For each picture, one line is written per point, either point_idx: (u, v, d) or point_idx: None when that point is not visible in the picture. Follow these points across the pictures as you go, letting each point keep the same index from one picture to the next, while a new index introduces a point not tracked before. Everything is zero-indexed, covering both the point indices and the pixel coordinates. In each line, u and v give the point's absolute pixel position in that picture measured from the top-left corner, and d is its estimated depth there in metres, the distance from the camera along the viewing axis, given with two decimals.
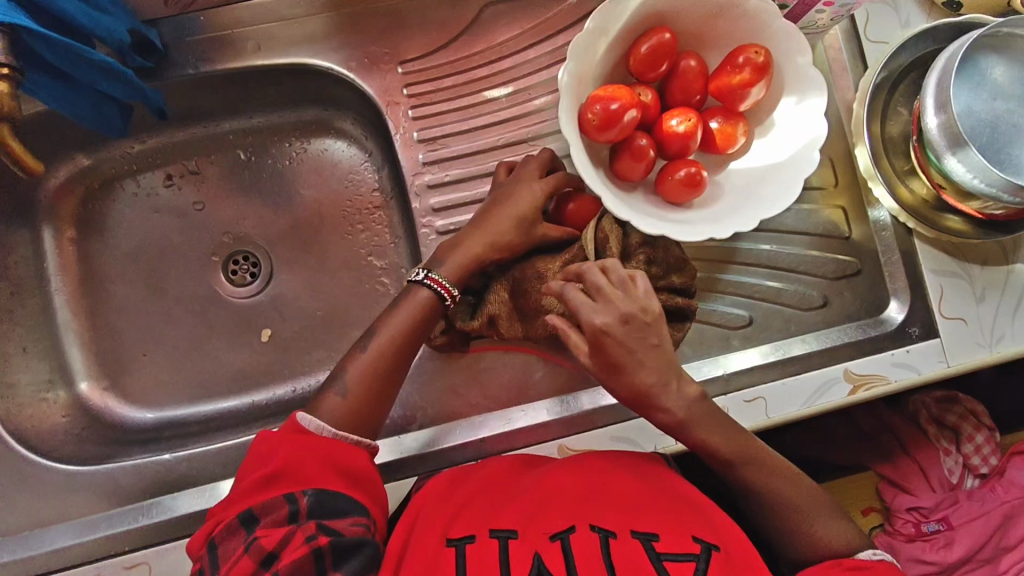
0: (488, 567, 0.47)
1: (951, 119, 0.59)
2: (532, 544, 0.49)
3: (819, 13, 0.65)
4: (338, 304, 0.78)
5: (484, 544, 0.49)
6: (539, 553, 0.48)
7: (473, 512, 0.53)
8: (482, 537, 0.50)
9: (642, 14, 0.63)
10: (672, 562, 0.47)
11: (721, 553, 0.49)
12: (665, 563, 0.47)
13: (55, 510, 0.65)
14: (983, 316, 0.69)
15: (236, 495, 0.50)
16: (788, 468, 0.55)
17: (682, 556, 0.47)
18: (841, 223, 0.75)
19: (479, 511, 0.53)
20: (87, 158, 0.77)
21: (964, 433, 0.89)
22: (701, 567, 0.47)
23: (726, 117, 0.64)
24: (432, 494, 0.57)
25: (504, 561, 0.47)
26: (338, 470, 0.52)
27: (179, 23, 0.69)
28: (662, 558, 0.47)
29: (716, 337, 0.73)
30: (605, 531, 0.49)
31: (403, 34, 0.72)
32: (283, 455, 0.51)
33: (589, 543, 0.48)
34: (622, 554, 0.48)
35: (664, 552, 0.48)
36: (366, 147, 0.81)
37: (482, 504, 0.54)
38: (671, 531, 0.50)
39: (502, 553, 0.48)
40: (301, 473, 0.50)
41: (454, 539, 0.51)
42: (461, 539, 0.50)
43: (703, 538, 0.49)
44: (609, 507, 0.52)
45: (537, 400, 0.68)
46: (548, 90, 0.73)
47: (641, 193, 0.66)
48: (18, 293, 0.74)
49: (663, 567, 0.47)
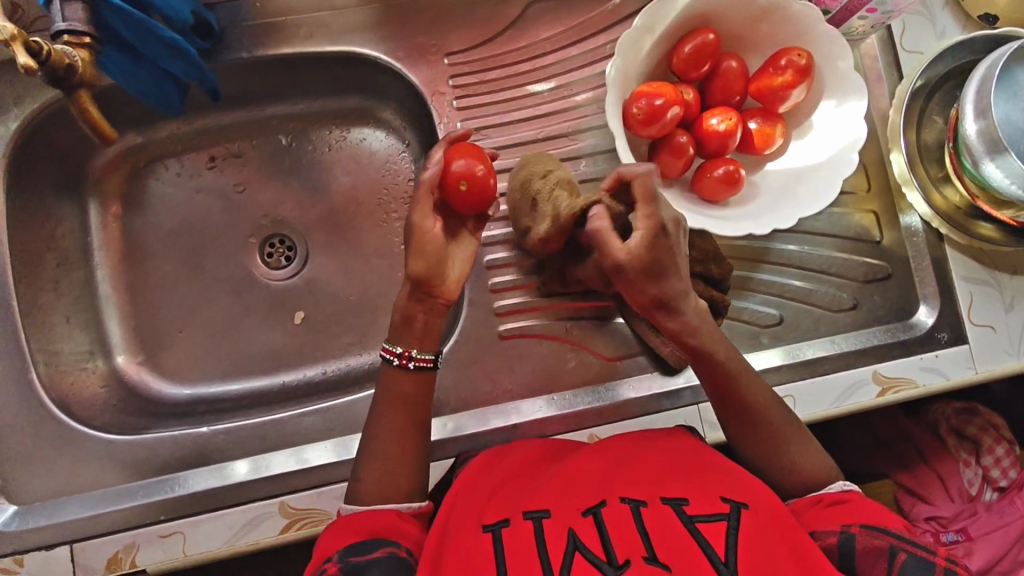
0: (526, 546, 0.47)
1: (990, 125, 0.61)
2: (564, 520, 0.49)
3: (861, 19, 0.67)
4: (371, 289, 0.80)
5: (519, 527, 0.48)
6: (573, 527, 0.48)
7: (504, 495, 0.53)
8: (515, 520, 0.49)
9: (689, 13, 0.64)
10: (704, 522, 0.48)
11: (750, 509, 0.50)
12: (698, 523, 0.48)
13: (99, 475, 0.67)
14: (1012, 324, 0.71)
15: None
16: (759, 380, 0.59)
17: (712, 517, 0.48)
18: (871, 228, 0.74)
19: (510, 494, 0.53)
20: (137, 136, 0.79)
21: (984, 445, 0.88)
22: (733, 524, 0.48)
23: (765, 118, 0.65)
24: (462, 486, 0.56)
25: (541, 538, 0.47)
26: (367, 529, 0.51)
27: (234, 7, 0.71)
28: (694, 519, 0.48)
29: (746, 335, 0.73)
30: (634, 501, 0.50)
31: (450, 27, 0.74)
32: (324, 537, 0.52)
33: (621, 515, 0.48)
34: (655, 522, 0.48)
35: (695, 514, 0.48)
36: (405, 138, 0.82)
37: (512, 489, 0.54)
38: (698, 494, 0.50)
39: (537, 532, 0.48)
40: (331, 543, 0.50)
41: (487, 526, 0.49)
42: (496, 523, 0.50)
43: (731, 498, 0.50)
44: (637, 481, 0.52)
45: (568, 388, 0.70)
46: (589, 86, 0.74)
47: (677, 190, 0.67)
48: (64, 264, 0.75)
49: (697, 527, 0.47)
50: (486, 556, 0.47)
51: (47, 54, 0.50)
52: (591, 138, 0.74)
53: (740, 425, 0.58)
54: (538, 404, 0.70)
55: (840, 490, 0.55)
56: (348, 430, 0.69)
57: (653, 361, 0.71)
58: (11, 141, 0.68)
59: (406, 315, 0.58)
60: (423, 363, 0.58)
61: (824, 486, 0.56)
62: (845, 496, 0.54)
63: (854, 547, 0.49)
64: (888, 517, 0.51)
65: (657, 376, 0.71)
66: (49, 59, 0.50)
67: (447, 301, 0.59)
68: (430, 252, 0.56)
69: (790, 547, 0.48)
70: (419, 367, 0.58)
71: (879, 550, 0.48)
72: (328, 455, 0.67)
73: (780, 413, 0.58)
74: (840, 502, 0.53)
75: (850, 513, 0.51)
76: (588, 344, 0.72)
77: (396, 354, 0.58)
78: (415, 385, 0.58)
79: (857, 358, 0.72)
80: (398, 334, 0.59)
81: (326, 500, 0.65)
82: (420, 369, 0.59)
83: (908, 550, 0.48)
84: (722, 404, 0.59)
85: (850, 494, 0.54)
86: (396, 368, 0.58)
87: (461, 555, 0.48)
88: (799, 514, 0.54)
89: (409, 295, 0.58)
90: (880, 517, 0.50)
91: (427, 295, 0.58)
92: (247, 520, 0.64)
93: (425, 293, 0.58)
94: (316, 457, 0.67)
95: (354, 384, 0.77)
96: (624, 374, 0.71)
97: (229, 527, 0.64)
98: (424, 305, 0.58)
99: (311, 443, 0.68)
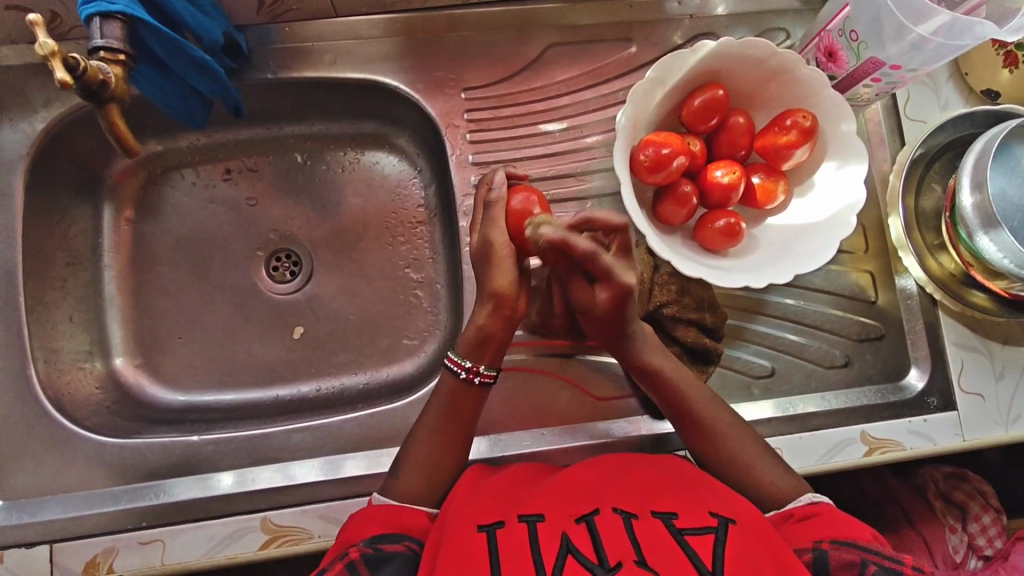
0: (520, 548, 0.49)
1: (985, 200, 0.63)
2: (558, 525, 0.51)
3: (866, 87, 0.69)
4: (371, 311, 0.81)
5: (514, 529, 0.50)
6: (565, 532, 0.50)
7: (498, 501, 0.55)
8: (510, 522, 0.51)
9: (700, 69, 0.66)
10: (692, 535, 0.50)
11: (737, 525, 0.52)
12: (686, 535, 0.50)
13: (85, 476, 0.67)
14: (1001, 393, 0.71)
15: (333, 544, 0.55)
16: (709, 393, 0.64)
17: (700, 530, 0.50)
18: (867, 288, 0.76)
19: (505, 501, 0.55)
20: (157, 145, 0.81)
21: (970, 512, 0.87)
22: (720, 536, 0.50)
23: (768, 174, 0.67)
24: (457, 489, 0.57)
25: (534, 541, 0.49)
26: (393, 523, 0.55)
27: (264, 31, 0.73)
28: (683, 532, 0.50)
29: (737, 384, 0.73)
30: (626, 513, 0.52)
31: (469, 63, 0.76)
32: (352, 525, 0.55)
33: (613, 524, 0.51)
34: (645, 532, 0.50)
35: (684, 527, 0.51)
36: (416, 164, 0.84)
37: (507, 497, 0.56)
38: (688, 510, 0.53)
39: (529, 533, 0.50)
40: (358, 531, 0.54)
41: (483, 525, 0.51)
42: (491, 524, 0.51)
43: (720, 514, 0.53)
44: (628, 495, 0.55)
45: (559, 424, 0.71)
46: (600, 130, 0.77)
47: (679, 237, 0.69)
48: (73, 263, 0.76)
49: (684, 538, 0.50)
50: (481, 552, 0.49)
51: (83, 70, 0.52)
52: (599, 180, 0.76)
53: (699, 438, 0.62)
54: (527, 437, 0.70)
55: (809, 502, 0.57)
56: (338, 449, 0.69)
57: (643, 403, 0.72)
58: (35, 141, 0.70)
59: (486, 333, 0.59)
60: (487, 379, 0.60)
61: (794, 499, 0.58)
62: (813, 509, 0.56)
63: (828, 563, 0.51)
64: (857, 527, 0.53)
65: (646, 418, 0.71)
66: (85, 75, 0.52)
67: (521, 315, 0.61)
68: (511, 269, 0.58)
69: (777, 560, 0.49)
70: (483, 383, 0.61)
71: (852, 563, 0.50)
72: (317, 473, 0.67)
73: (730, 420, 0.62)
74: (809, 517, 0.55)
75: (817, 528, 0.54)
76: (582, 382, 0.73)
77: (465, 367, 0.60)
78: (466, 396, 0.61)
79: (847, 415, 0.72)
80: (468, 350, 0.60)
81: (309, 519, 0.65)
82: (483, 385, 0.61)
83: (877, 562, 0.50)
84: (674, 417, 0.63)
85: (816, 508, 0.56)
86: (462, 381, 0.60)
87: (455, 549, 0.49)
88: (776, 531, 0.57)
89: (491, 313, 0.58)
90: (849, 526, 0.53)
91: (508, 313, 0.59)
92: (228, 533, 0.64)
93: (506, 312, 0.59)
94: (304, 474, 0.67)
95: (347, 402, 0.77)
96: (614, 413, 0.72)
97: (209, 538, 0.64)
98: (504, 324, 0.59)
99: (299, 459, 0.68)
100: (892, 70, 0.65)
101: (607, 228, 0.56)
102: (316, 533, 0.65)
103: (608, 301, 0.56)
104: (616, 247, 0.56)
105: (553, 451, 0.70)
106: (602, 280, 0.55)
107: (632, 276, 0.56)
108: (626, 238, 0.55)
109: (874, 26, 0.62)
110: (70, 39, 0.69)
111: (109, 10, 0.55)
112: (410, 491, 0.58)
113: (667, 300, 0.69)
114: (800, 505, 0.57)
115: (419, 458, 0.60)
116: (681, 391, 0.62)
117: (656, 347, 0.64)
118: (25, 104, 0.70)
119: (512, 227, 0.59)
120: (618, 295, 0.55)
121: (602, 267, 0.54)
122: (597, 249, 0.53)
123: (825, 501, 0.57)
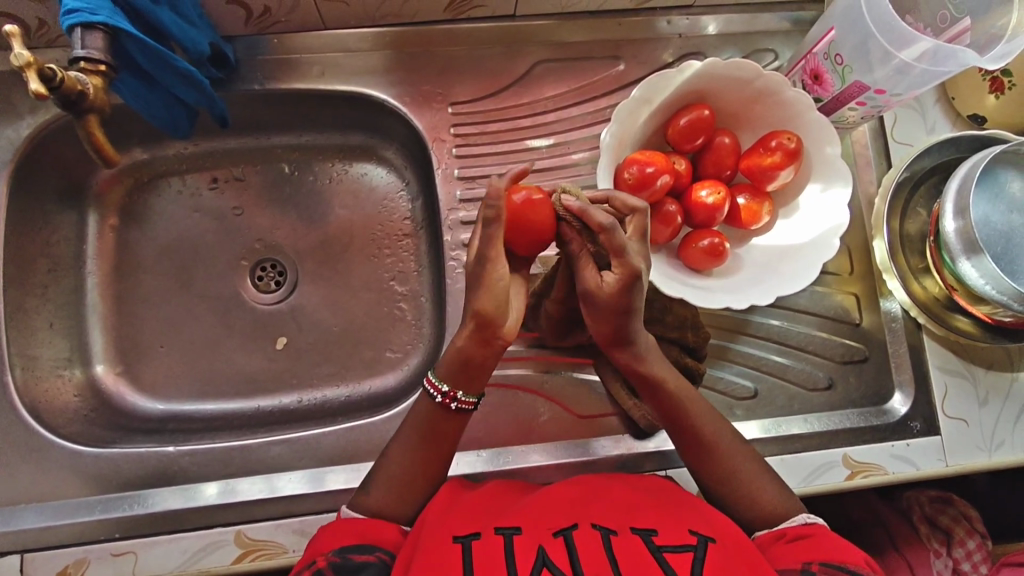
0: (496, 560, 0.48)
1: (968, 225, 0.63)
2: (535, 538, 0.50)
3: (851, 110, 0.69)
4: (355, 322, 0.81)
5: (491, 540, 0.50)
6: (543, 546, 0.49)
7: (477, 513, 0.55)
8: (487, 533, 0.51)
9: (685, 89, 0.66)
10: (671, 552, 0.49)
11: (717, 543, 0.51)
12: (665, 553, 0.49)
13: (60, 486, 0.66)
14: (985, 419, 0.71)
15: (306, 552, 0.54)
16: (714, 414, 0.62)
17: (680, 548, 0.50)
18: (852, 310, 0.76)
19: (483, 514, 0.55)
20: (144, 152, 0.81)
21: (956, 536, 0.86)
22: (700, 554, 0.50)
23: (753, 195, 0.67)
24: (435, 502, 0.57)
25: (510, 554, 0.49)
26: (364, 533, 0.54)
27: (253, 42, 0.73)
28: (662, 549, 0.50)
29: (720, 405, 0.73)
30: (606, 529, 0.52)
31: (458, 78, 0.77)
32: (319, 537, 0.55)
33: (591, 539, 0.50)
34: (624, 549, 0.50)
35: (663, 545, 0.50)
36: (404, 176, 0.84)
37: (487, 510, 0.55)
38: (668, 528, 0.52)
39: (506, 546, 0.49)
40: (328, 542, 0.53)
41: (459, 536, 0.51)
42: (467, 535, 0.51)
43: (700, 533, 0.52)
44: (608, 512, 0.54)
45: (540, 441, 0.71)
46: (586, 147, 0.77)
47: (663, 256, 0.68)
48: (55, 271, 0.76)
49: (663, 556, 0.49)
50: (456, 562, 0.48)
51: (60, 80, 0.52)
52: None
53: (698, 460, 0.61)
54: (507, 455, 0.70)
55: (803, 522, 0.57)
56: (317, 463, 0.69)
57: (625, 421, 0.72)
58: (19, 147, 0.70)
59: (466, 358, 0.56)
60: (464, 404, 0.59)
61: (787, 519, 0.58)
62: (807, 530, 0.56)
63: None
64: (846, 553, 0.52)
65: (627, 437, 0.71)
66: (62, 85, 0.52)
67: (507, 342, 0.56)
68: (499, 289, 0.53)
69: None
70: (460, 408, 0.59)
71: None
72: (295, 486, 0.67)
73: (733, 445, 0.61)
74: (802, 538, 0.55)
75: (810, 549, 0.53)
76: (564, 400, 0.72)
77: (442, 392, 0.58)
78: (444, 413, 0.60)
79: (829, 438, 0.72)
80: (448, 373, 0.57)
81: (284, 533, 0.65)
82: (460, 410, 0.59)
83: None
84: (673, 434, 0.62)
85: (811, 529, 0.56)
86: (438, 404, 0.59)
87: (430, 559, 0.49)
88: (764, 549, 0.56)
89: (472, 335, 0.55)
90: (837, 552, 0.52)
91: (491, 340, 0.55)
92: (201, 547, 0.64)
93: (488, 337, 0.55)
94: (283, 487, 0.67)
95: (327, 414, 0.77)
96: (596, 431, 0.71)
97: (182, 551, 0.64)
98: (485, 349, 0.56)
99: (277, 472, 0.68)
100: (877, 94, 0.65)
101: (624, 209, 0.54)
102: (291, 548, 0.64)
103: (615, 285, 0.52)
104: (632, 232, 0.53)
105: (532, 469, 0.69)
106: (613, 258, 0.51)
107: (641, 262, 0.52)
108: (643, 222, 0.53)
109: (859, 49, 0.63)
110: (56, 46, 0.69)
111: (90, 20, 0.55)
112: (389, 501, 0.58)
113: (647, 320, 0.70)
114: (794, 525, 0.57)
115: (394, 472, 0.59)
116: (682, 407, 0.61)
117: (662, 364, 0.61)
118: (10, 110, 0.70)
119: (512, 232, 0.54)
120: (629, 277, 0.51)
121: (615, 244, 0.50)
122: (616, 223, 0.50)
123: (821, 522, 0.57)
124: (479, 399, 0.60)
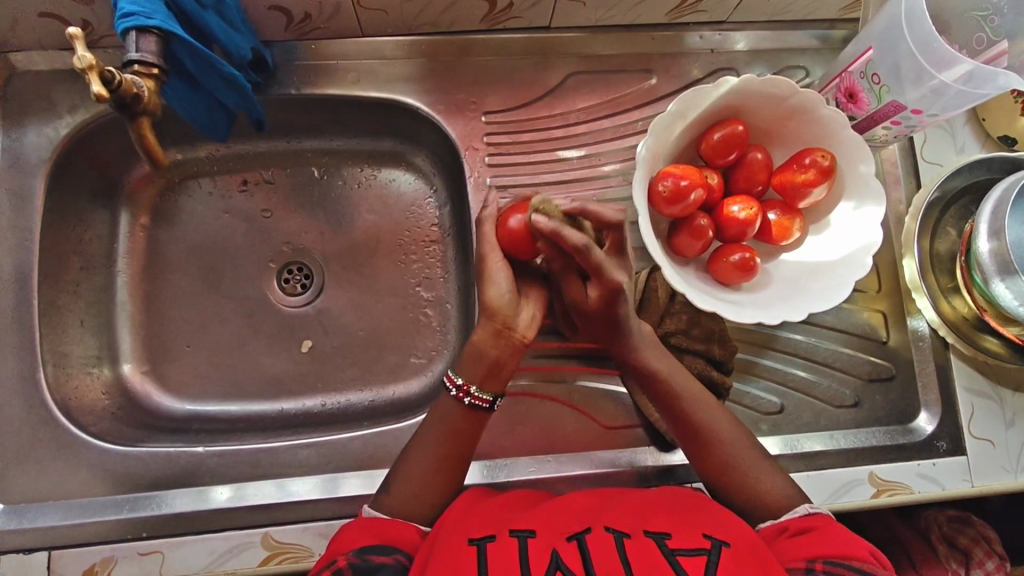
0: (512, 564, 0.48)
1: (1002, 246, 0.63)
2: (548, 541, 0.50)
3: (884, 129, 0.70)
4: (381, 327, 0.81)
5: (506, 544, 0.50)
6: (557, 550, 0.49)
7: (493, 517, 0.55)
8: (501, 536, 0.51)
9: (721, 105, 0.67)
10: (685, 557, 0.49)
11: (731, 548, 0.51)
12: (679, 556, 0.49)
13: (88, 483, 0.67)
14: (1011, 441, 0.71)
15: (327, 551, 0.54)
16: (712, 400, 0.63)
17: (693, 552, 0.50)
18: (878, 327, 0.76)
19: (499, 519, 0.55)
20: (178, 153, 0.82)
21: (974, 557, 0.84)
22: (713, 558, 0.49)
23: (783, 211, 0.67)
24: (449, 512, 0.57)
25: (525, 558, 0.49)
26: (383, 535, 0.54)
27: (290, 47, 0.74)
28: (675, 553, 0.50)
29: (745, 420, 0.73)
30: (619, 533, 0.52)
31: (491, 87, 0.77)
32: (339, 538, 0.55)
33: (605, 543, 0.50)
34: (637, 551, 0.50)
35: (677, 548, 0.50)
36: (432, 183, 0.85)
37: (502, 515, 0.56)
38: (682, 532, 0.52)
39: (520, 549, 0.50)
40: (346, 542, 0.54)
41: (474, 539, 0.51)
42: (481, 538, 0.51)
43: (714, 536, 0.52)
44: (624, 516, 0.54)
45: (565, 452, 0.70)
46: (618, 159, 0.77)
47: (692, 269, 0.69)
48: (86, 268, 0.77)
49: (677, 560, 0.49)
50: (470, 564, 0.49)
51: (118, 83, 0.52)
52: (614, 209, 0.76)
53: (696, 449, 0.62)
54: (532, 464, 0.70)
55: (805, 514, 0.57)
56: (342, 467, 0.69)
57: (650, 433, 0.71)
58: (58, 145, 0.71)
59: (479, 350, 0.58)
60: (479, 401, 0.59)
61: (790, 510, 0.58)
62: (808, 522, 0.56)
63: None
64: (850, 546, 0.52)
65: (653, 450, 0.71)
66: (119, 88, 0.53)
67: (523, 340, 0.59)
68: (503, 283, 0.58)
69: None
70: (474, 404, 0.59)
71: None
72: (319, 490, 0.67)
73: (729, 431, 0.62)
74: (804, 531, 0.55)
75: (815, 543, 0.53)
76: (592, 409, 0.72)
77: (457, 384, 0.59)
78: (465, 419, 0.60)
79: (855, 455, 0.72)
80: (464, 365, 0.59)
81: (310, 537, 0.65)
82: (474, 407, 0.59)
83: None
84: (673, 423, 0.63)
85: (812, 521, 0.56)
86: (453, 399, 0.59)
87: (445, 562, 0.49)
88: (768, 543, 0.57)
89: (483, 327, 0.58)
90: (839, 547, 0.52)
91: (503, 330, 0.58)
92: (228, 548, 0.64)
93: (500, 327, 0.58)
94: (306, 491, 0.67)
95: (353, 419, 0.77)
96: (622, 443, 0.71)
97: (209, 552, 0.64)
98: (498, 339, 0.58)
99: (300, 475, 0.68)
100: (913, 114, 0.65)
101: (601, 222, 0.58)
102: (316, 552, 0.64)
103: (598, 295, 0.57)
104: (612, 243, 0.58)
105: (556, 480, 0.69)
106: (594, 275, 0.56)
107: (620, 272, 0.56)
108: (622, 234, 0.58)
109: (895, 70, 0.63)
110: (98, 47, 0.70)
111: (145, 24, 0.56)
112: (407, 507, 0.58)
113: (676, 329, 0.71)
114: (796, 517, 0.57)
115: (411, 479, 0.59)
116: (677, 397, 0.62)
117: (660, 356, 0.63)
118: (50, 108, 0.71)
119: (503, 239, 0.59)
120: (610, 291, 0.56)
121: (592, 262, 0.54)
122: (589, 244, 0.53)
123: (823, 512, 0.57)
124: (495, 396, 0.60)
